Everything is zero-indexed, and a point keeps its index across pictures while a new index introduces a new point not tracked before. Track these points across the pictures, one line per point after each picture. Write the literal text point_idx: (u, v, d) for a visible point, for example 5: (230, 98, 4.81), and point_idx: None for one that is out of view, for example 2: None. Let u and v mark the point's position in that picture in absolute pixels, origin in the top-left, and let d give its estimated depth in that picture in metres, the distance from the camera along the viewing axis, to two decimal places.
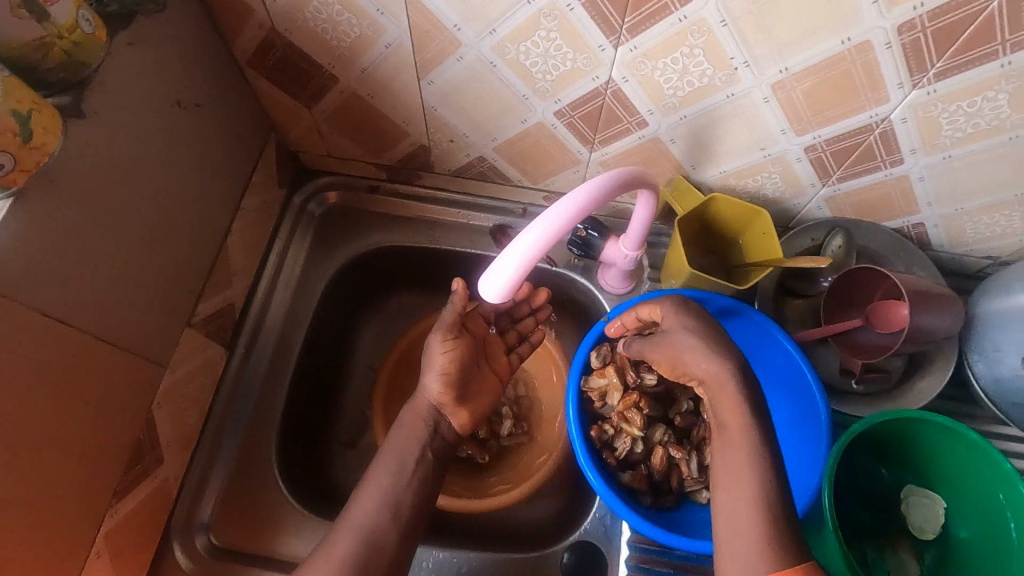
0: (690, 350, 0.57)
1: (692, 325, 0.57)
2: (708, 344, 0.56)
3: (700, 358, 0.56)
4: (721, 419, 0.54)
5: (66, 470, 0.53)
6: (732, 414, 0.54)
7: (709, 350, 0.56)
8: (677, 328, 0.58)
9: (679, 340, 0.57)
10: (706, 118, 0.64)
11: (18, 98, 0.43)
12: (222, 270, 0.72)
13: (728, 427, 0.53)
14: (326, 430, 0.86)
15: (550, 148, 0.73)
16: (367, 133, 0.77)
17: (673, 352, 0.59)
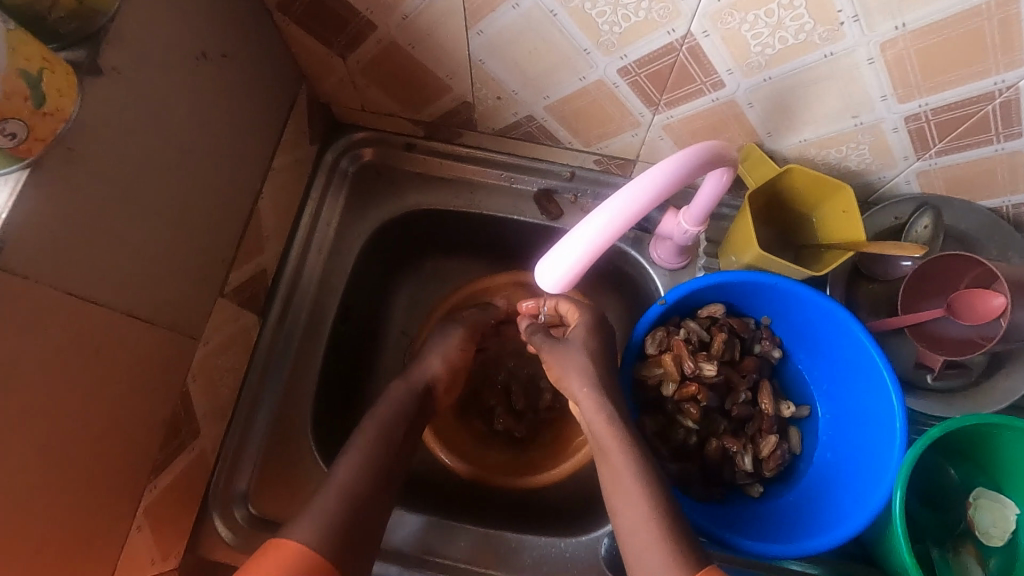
0: (575, 372, 0.62)
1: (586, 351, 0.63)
2: (588, 372, 0.62)
3: (588, 384, 0.61)
4: (601, 438, 0.59)
5: (103, 449, 0.51)
6: (609, 434, 0.58)
7: (594, 377, 0.61)
8: (575, 346, 0.63)
9: (571, 358, 0.63)
10: (794, 80, 0.56)
11: (26, 57, 0.38)
12: (253, 236, 0.68)
13: (607, 444, 0.58)
14: (360, 396, 0.84)
15: (607, 109, 0.66)
16: (406, 87, 0.71)
17: (555, 367, 0.64)
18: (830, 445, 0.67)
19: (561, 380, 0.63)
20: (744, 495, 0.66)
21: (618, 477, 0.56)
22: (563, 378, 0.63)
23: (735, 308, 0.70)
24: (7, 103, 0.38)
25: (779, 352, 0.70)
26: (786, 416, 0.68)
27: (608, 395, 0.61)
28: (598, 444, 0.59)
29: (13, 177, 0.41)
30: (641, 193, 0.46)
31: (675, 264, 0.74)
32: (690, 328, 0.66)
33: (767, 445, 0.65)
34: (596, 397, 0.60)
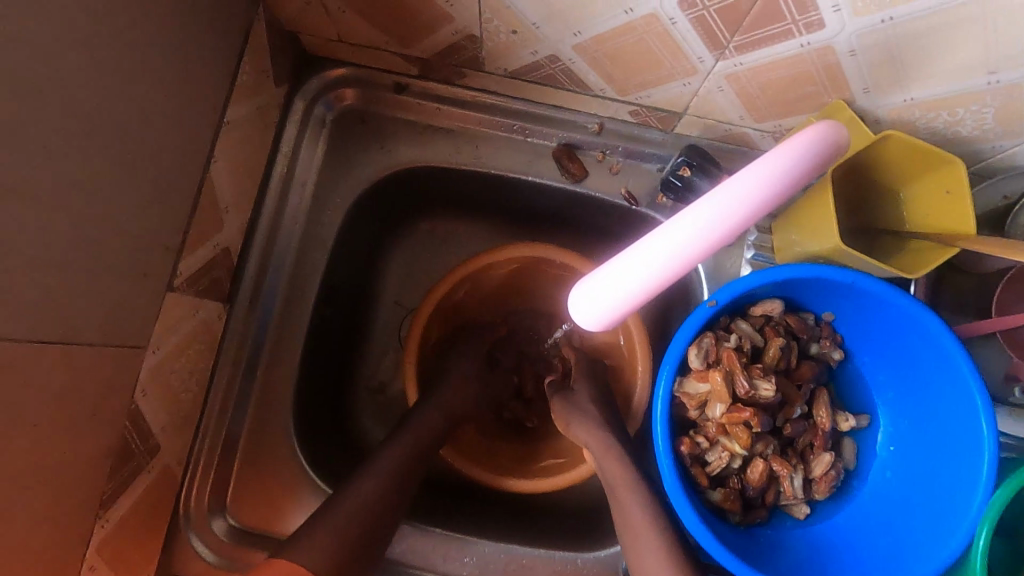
0: (586, 423, 0.59)
1: (597, 403, 0.62)
2: (601, 423, 0.59)
3: (599, 432, 0.58)
4: (616, 488, 0.54)
5: (28, 501, 0.41)
6: (625, 479, 0.54)
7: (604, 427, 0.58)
8: (582, 396, 0.63)
9: (585, 411, 0.60)
10: (923, 23, 0.41)
11: None
12: (206, 211, 0.55)
13: (622, 494, 0.54)
14: (349, 379, 0.75)
15: (657, 52, 0.50)
16: (392, 15, 0.54)
17: (563, 418, 0.61)
18: (891, 464, 0.58)
19: (568, 429, 0.60)
20: (788, 516, 0.58)
21: (637, 526, 0.52)
22: (568, 428, 0.60)
23: (794, 302, 0.58)
24: None
25: (840, 355, 0.59)
26: (842, 428, 0.59)
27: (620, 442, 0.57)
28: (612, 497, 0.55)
29: None
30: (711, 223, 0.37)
31: None
32: (742, 331, 0.55)
33: (820, 466, 0.57)
34: (606, 445, 0.57)
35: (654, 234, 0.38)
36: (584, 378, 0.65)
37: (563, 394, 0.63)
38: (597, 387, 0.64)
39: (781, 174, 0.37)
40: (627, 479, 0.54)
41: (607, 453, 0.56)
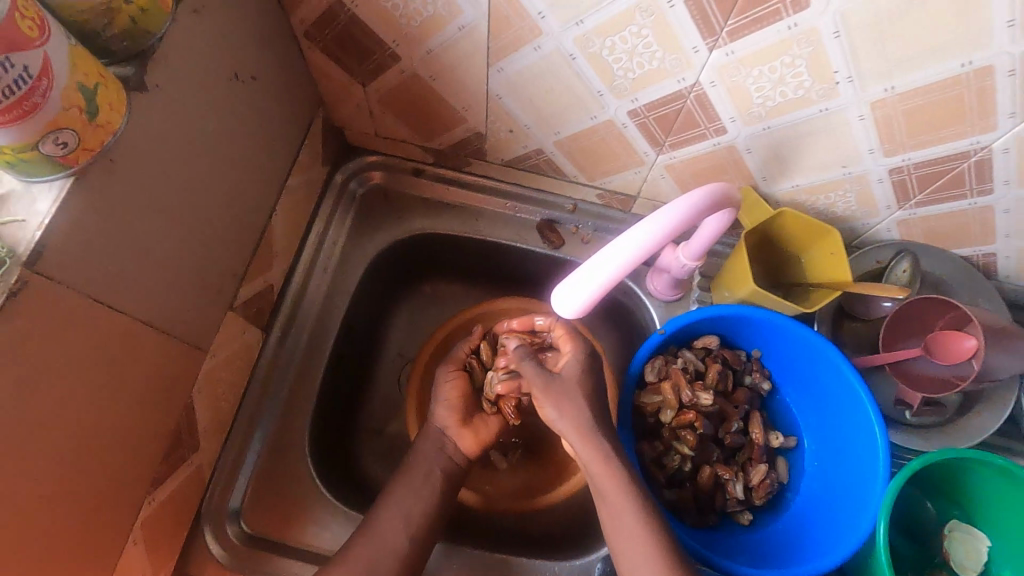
0: (573, 415, 0.61)
1: (581, 392, 0.62)
2: (584, 410, 0.61)
3: (582, 426, 0.60)
4: (598, 479, 0.59)
5: (110, 460, 0.51)
6: (607, 469, 0.59)
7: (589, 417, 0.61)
8: (570, 387, 0.62)
9: (569, 401, 0.61)
10: (791, 131, 0.61)
11: (84, 72, 0.38)
12: (265, 252, 0.69)
13: (605, 485, 0.59)
14: (355, 416, 0.84)
15: (615, 147, 0.70)
16: (421, 116, 0.74)
17: (549, 407, 0.61)
18: (816, 476, 0.70)
19: (553, 419, 0.61)
20: (734, 522, 0.68)
21: (620, 514, 0.58)
22: (556, 417, 0.61)
23: (728, 341, 0.73)
24: (66, 115, 0.38)
25: (769, 385, 0.73)
26: (774, 446, 0.71)
27: (599, 429, 0.61)
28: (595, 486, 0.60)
29: (56, 185, 0.40)
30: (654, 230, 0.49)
31: (670, 296, 0.78)
32: (687, 359, 0.69)
33: (757, 474, 0.68)
34: (589, 437, 0.60)
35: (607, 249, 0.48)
36: (576, 366, 0.64)
37: (543, 379, 0.62)
38: (585, 377, 0.63)
39: (697, 199, 0.51)
40: (609, 471, 0.59)
41: (592, 444, 0.60)
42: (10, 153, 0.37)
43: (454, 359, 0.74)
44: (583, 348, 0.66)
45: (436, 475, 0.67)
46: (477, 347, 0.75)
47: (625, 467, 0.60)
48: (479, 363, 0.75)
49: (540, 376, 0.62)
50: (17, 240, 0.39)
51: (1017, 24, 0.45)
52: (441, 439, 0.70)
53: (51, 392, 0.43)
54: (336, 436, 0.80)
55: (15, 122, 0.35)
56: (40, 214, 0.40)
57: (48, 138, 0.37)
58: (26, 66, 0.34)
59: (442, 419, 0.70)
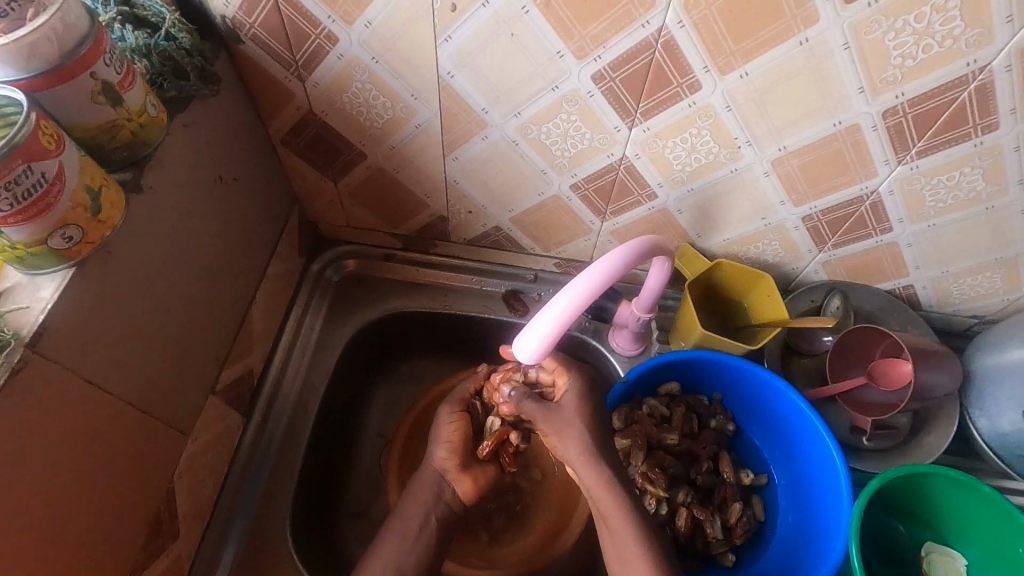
0: (574, 441, 0.62)
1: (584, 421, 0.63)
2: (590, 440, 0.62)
3: (592, 465, 0.62)
4: (610, 511, 0.60)
5: (94, 545, 0.51)
6: (616, 504, 0.61)
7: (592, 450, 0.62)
8: (571, 416, 0.63)
9: (569, 430, 0.62)
10: (711, 190, 0.70)
11: (90, 175, 0.45)
12: (245, 337, 0.73)
13: (614, 520, 0.60)
14: (335, 501, 0.83)
15: (564, 218, 0.78)
16: (389, 205, 0.81)
17: (553, 436, 0.63)
18: (791, 509, 0.72)
19: (556, 445, 0.63)
20: (719, 566, 0.70)
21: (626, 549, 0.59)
22: (558, 443, 0.63)
23: (690, 386, 0.78)
24: (73, 212, 0.44)
25: (733, 426, 0.77)
26: (747, 484, 0.74)
27: (607, 457, 0.62)
28: (607, 521, 0.61)
29: (59, 275, 0.46)
30: (590, 283, 0.56)
31: (632, 351, 0.82)
32: (651, 405, 0.74)
33: (734, 512, 0.71)
34: (599, 476, 0.61)
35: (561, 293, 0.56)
36: (575, 396, 0.64)
37: (544, 412, 0.64)
38: (583, 405, 0.64)
39: (632, 248, 0.59)
40: (618, 510, 0.61)
41: (592, 477, 0.61)
42: (21, 248, 0.42)
43: (456, 399, 0.73)
44: (580, 377, 0.66)
45: (432, 522, 0.67)
46: (480, 388, 0.75)
47: (636, 500, 0.62)
48: (482, 404, 0.75)
49: (540, 409, 0.64)
50: (20, 325, 0.43)
51: (866, 89, 0.55)
52: (439, 484, 0.69)
53: (42, 471, 0.45)
54: (317, 521, 0.80)
55: (29, 220, 0.41)
56: (43, 300, 0.44)
57: (56, 234, 0.43)
58: (43, 172, 0.41)
59: (442, 462, 0.70)
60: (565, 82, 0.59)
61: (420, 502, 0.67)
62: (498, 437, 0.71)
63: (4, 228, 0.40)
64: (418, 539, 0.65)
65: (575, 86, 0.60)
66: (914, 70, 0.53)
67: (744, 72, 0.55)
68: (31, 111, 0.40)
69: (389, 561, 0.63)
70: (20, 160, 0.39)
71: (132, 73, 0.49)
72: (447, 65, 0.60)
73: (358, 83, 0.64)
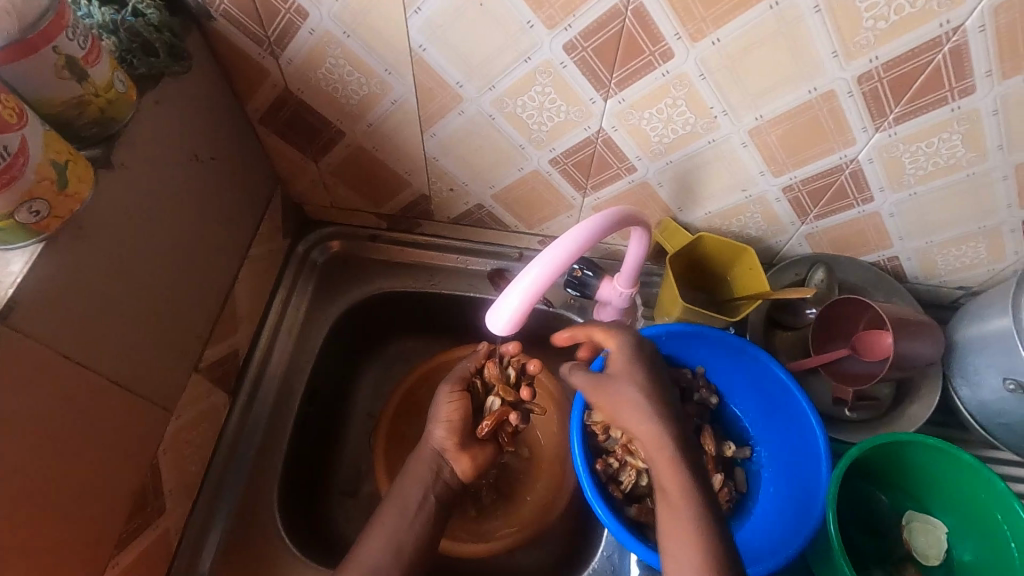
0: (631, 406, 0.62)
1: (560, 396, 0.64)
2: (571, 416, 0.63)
3: None
4: None
5: (78, 518, 0.52)
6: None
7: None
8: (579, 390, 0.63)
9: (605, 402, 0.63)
10: (691, 162, 0.69)
11: (56, 150, 0.45)
12: (228, 316, 0.73)
13: None
14: (324, 479, 0.84)
15: (545, 194, 0.78)
16: (370, 184, 0.82)
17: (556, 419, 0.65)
18: (773, 480, 0.73)
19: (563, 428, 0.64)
20: None
21: None
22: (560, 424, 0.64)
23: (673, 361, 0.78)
24: (39, 186, 0.44)
25: (717, 399, 0.77)
26: (729, 456, 0.75)
27: None
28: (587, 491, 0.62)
29: (29, 250, 0.46)
30: (561, 252, 0.56)
31: (617, 327, 0.82)
32: None
33: (715, 483, 0.71)
34: None
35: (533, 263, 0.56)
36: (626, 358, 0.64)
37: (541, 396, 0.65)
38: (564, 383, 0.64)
39: (605, 218, 0.59)
40: None
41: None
42: None
43: (458, 377, 0.74)
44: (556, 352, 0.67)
45: (430, 503, 0.68)
46: (481, 366, 0.75)
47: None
48: (482, 383, 0.75)
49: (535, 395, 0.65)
50: None
51: (840, 53, 0.54)
52: (438, 462, 0.70)
53: (19, 443, 0.46)
54: (307, 498, 0.81)
55: None
56: (13, 274, 0.45)
57: (23, 208, 0.44)
58: (6, 145, 0.41)
59: (441, 441, 0.71)
60: (538, 53, 0.59)
61: (420, 481, 0.68)
62: (499, 417, 0.72)
63: None
64: (401, 513, 0.66)
65: (547, 57, 0.59)
66: (887, 32, 0.52)
67: (716, 38, 0.55)
68: None
69: (372, 534, 0.64)
70: None
71: (97, 48, 0.49)
72: (418, 38, 0.60)
73: (332, 58, 0.63)
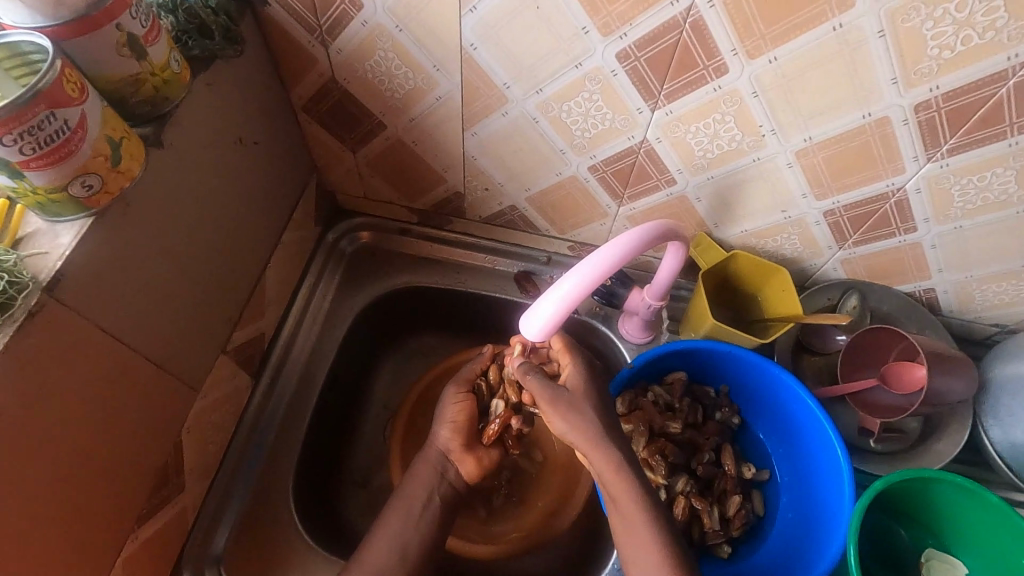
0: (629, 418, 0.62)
1: (584, 404, 0.64)
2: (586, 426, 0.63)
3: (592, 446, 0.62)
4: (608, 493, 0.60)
5: (103, 490, 0.53)
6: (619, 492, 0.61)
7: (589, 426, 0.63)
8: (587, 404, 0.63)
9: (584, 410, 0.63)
10: (732, 179, 0.68)
11: (112, 127, 0.46)
12: (257, 300, 0.73)
13: (609, 498, 0.61)
14: (338, 469, 0.84)
15: (580, 200, 0.77)
16: (405, 178, 0.81)
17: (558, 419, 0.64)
18: (791, 506, 0.72)
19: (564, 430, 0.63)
20: (714, 557, 0.70)
21: (625, 531, 0.60)
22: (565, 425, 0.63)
23: (697, 377, 0.78)
24: (93, 161, 0.44)
25: (739, 419, 0.76)
26: (748, 478, 0.74)
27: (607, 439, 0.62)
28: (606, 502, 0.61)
29: (78, 223, 0.47)
30: (602, 262, 0.55)
31: (642, 339, 0.81)
32: (656, 392, 0.74)
33: (733, 505, 0.71)
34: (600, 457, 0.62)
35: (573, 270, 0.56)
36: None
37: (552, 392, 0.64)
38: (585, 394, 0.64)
39: (647, 230, 0.59)
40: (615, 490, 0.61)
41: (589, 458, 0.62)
42: (42, 194, 0.43)
43: (461, 379, 0.74)
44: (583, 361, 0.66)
45: (435, 501, 0.68)
46: (486, 369, 0.76)
47: (636, 484, 0.62)
48: (488, 385, 0.75)
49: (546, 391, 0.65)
50: (38, 269, 0.45)
51: (900, 80, 0.53)
52: (443, 463, 0.70)
53: (55, 413, 0.46)
54: (320, 487, 0.81)
55: (49, 166, 0.42)
56: (62, 247, 0.46)
57: (76, 182, 0.44)
58: (66, 119, 0.41)
59: (445, 441, 0.70)
60: (589, 60, 0.59)
61: (425, 481, 0.68)
62: (503, 420, 0.72)
63: (26, 171, 0.41)
64: (416, 510, 0.66)
65: (599, 64, 0.59)
66: (951, 62, 0.51)
67: (773, 56, 0.54)
68: (57, 58, 0.40)
69: (387, 529, 0.64)
70: (44, 105, 0.40)
71: (157, 27, 0.49)
72: (470, 37, 0.59)
73: (381, 51, 0.63)
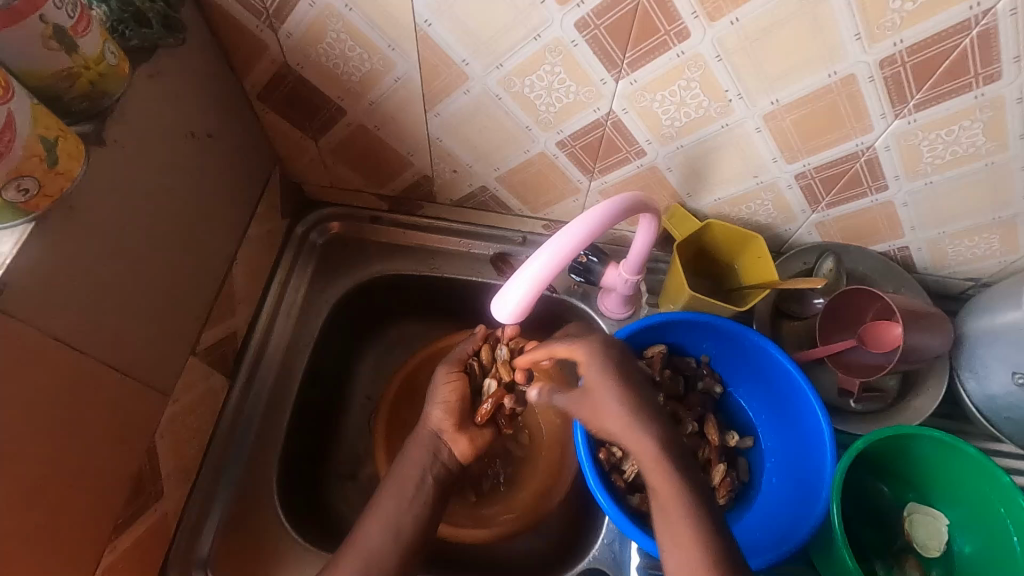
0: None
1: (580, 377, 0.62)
2: None
3: None
4: None
5: (74, 502, 0.52)
6: None
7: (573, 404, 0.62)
8: None
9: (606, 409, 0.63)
10: (702, 148, 0.67)
11: (45, 126, 0.44)
12: (226, 299, 0.72)
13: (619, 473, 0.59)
14: (323, 462, 0.83)
15: (551, 177, 0.76)
16: (371, 165, 0.79)
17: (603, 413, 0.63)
18: (775, 471, 0.73)
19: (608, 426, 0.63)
20: None
21: None
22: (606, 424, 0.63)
23: (678, 350, 0.78)
24: (27, 163, 0.42)
25: (721, 388, 0.77)
26: (732, 446, 0.75)
27: None
28: None
29: (18, 230, 0.45)
30: (570, 241, 0.54)
31: (622, 314, 0.81)
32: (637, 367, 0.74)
33: (718, 474, 0.71)
34: None
35: (540, 252, 0.54)
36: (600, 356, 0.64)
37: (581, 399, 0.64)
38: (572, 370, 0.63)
39: (615, 204, 0.58)
40: None
41: None
42: None
43: (454, 359, 0.73)
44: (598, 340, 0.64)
45: (429, 483, 0.67)
46: (479, 349, 0.74)
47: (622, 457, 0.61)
48: (480, 365, 0.74)
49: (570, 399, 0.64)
50: None
51: (863, 36, 0.52)
52: (436, 444, 0.69)
53: (11, 430, 0.45)
54: (307, 482, 0.80)
55: None
56: (2, 255, 0.44)
57: (10, 186, 0.42)
58: None
59: (427, 427, 0.70)
60: (548, 31, 0.57)
61: (418, 460, 0.67)
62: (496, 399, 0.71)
63: None
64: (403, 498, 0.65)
65: (558, 35, 0.57)
66: (913, 15, 0.50)
67: (734, 18, 0.53)
68: None
69: (372, 521, 0.63)
70: None
71: (87, 18, 0.47)
72: (424, 13, 0.57)
73: (332, 33, 0.61)
